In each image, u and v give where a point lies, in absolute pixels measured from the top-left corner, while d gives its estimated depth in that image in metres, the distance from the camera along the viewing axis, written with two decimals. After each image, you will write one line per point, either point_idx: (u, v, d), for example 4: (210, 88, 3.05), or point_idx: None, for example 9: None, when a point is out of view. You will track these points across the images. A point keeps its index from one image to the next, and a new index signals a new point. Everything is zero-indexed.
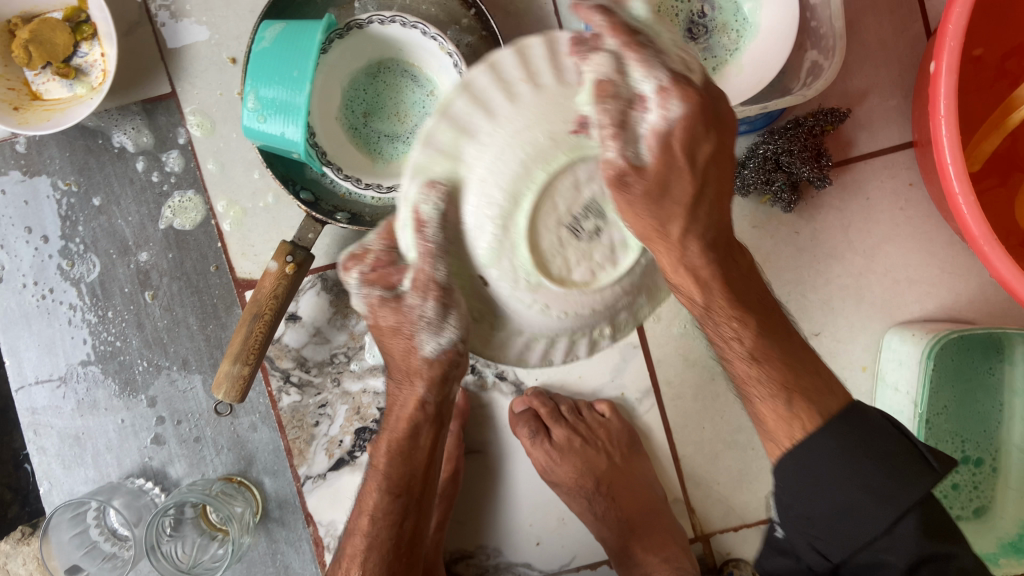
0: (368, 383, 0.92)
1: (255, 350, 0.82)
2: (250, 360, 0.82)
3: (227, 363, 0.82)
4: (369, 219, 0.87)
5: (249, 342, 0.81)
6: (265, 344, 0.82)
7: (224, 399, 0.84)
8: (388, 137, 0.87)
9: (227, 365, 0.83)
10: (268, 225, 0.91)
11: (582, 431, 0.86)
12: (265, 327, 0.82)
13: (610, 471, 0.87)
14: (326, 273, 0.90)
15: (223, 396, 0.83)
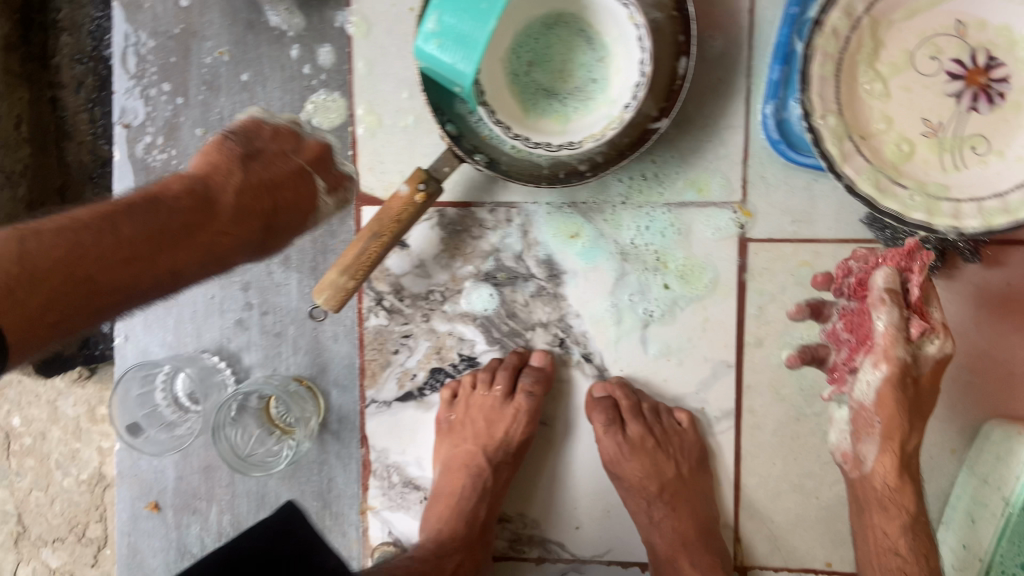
0: (455, 327, 0.92)
1: (364, 268, 0.81)
2: (357, 276, 0.81)
3: (335, 272, 0.82)
4: (505, 169, 0.85)
5: (361, 259, 0.81)
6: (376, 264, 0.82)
7: (322, 305, 0.84)
8: (546, 92, 0.85)
9: (333, 274, 0.82)
10: (402, 147, 0.89)
11: (657, 433, 0.87)
12: (380, 248, 0.81)
13: (676, 481, 0.88)
14: (446, 209, 0.90)
15: (322, 303, 0.83)
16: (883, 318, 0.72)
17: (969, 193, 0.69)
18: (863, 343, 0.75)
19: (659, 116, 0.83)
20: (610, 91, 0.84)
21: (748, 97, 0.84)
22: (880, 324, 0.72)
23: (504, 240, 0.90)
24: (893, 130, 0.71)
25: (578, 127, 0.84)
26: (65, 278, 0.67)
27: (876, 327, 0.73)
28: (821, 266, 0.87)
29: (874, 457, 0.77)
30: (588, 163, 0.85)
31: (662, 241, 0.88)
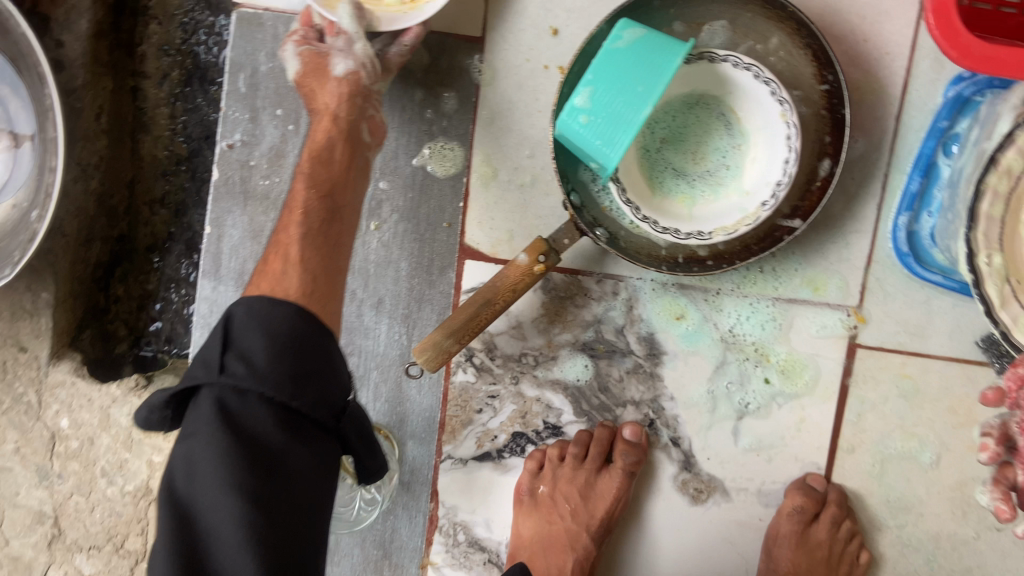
0: (544, 394, 0.89)
1: (471, 333, 0.79)
2: (463, 339, 0.79)
3: (439, 334, 0.78)
4: (623, 246, 0.82)
5: (471, 324, 0.78)
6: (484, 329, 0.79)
7: (419, 363, 0.80)
8: (676, 171, 0.82)
9: (437, 335, 0.79)
10: (516, 205, 0.86)
11: (831, 553, 0.85)
12: (490, 315, 0.79)
13: None
14: (552, 275, 0.87)
15: (421, 361, 0.80)
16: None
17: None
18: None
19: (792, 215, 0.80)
20: (743, 181, 0.81)
21: (880, 204, 0.82)
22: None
23: (607, 313, 0.87)
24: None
25: (706, 213, 0.81)
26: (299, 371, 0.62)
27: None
28: (928, 382, 0.85)
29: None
30: (711, 250, 0.82)
31: (763, 332, 0.85)
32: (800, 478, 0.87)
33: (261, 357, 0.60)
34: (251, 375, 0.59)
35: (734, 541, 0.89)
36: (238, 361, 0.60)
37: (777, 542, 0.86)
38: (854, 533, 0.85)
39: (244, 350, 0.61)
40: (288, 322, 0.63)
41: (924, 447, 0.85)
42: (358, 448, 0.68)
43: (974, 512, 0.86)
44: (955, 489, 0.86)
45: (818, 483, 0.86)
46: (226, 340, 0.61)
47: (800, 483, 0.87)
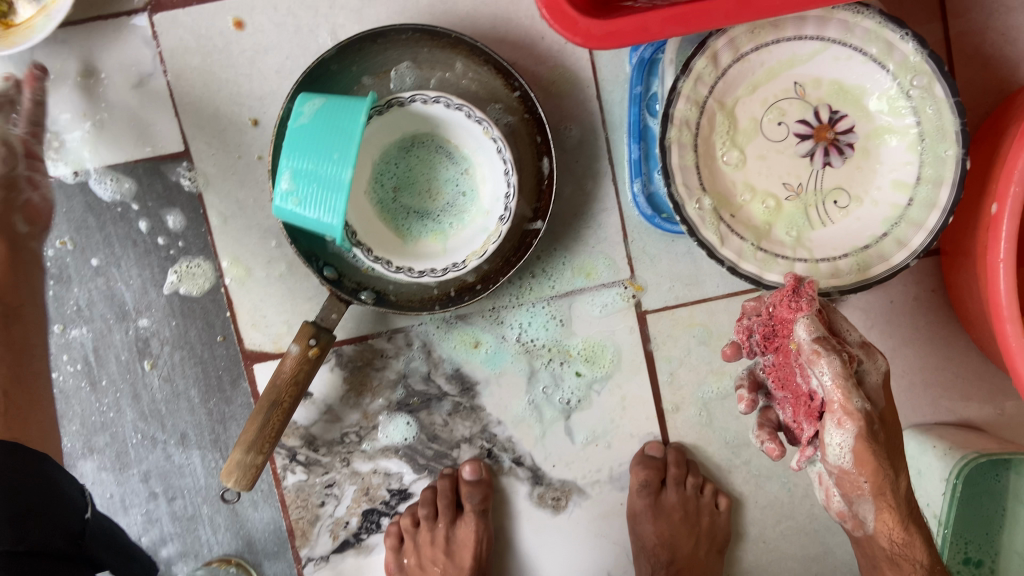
0: (379, 464, 0.88)
1: (270, 439, 0.77)
2: (264, 449, 0.77)
3: (239, 451, 0.77)
4: (394, 300, 0.83)
5: (265, 431, 0.77)
6: (282, 430, 0.78)
7: (233, 487, 0.79)
8: (418, 213, 0.83)
9: (239, 452, 0.78)
10: (281, 296, 0.85)
11: (688, 507, 0.89)
12: (282, 415, 0.77)
13: (691, 557, 0.90)
14: (343, 348, 0.86)
15: (233, 485, 0.78)
16: (825, 370, 0.63)
17: (830, 253, 0.72)
18: (811, 412, 0.67)
19: (535, 215, 0.83)
20: (481, 201, 0.83)
21: (615, 179, 0.86)
22: (824, 379, 0.63)
23: (409, 365, 0.87)
24: (760, 200, 0.73)
25: (458, 243, 0.83)
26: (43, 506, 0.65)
27: (818, 382, 0.65)
28: (719, 323, 0.88)
29: (874, 518, 0.70)
30: (478, 274, 0.84)
31: (548, 333, 0.87)
32: (638, 453, 0.90)
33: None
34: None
35: (606, 533, 0.92)
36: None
37: (637, 520, 0.89)
38: (700, 485, 0.90)
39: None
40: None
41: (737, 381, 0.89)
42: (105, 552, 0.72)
43: None
44: None
45: (655, 451, 0.89)
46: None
47: (640, 457, 0.89)
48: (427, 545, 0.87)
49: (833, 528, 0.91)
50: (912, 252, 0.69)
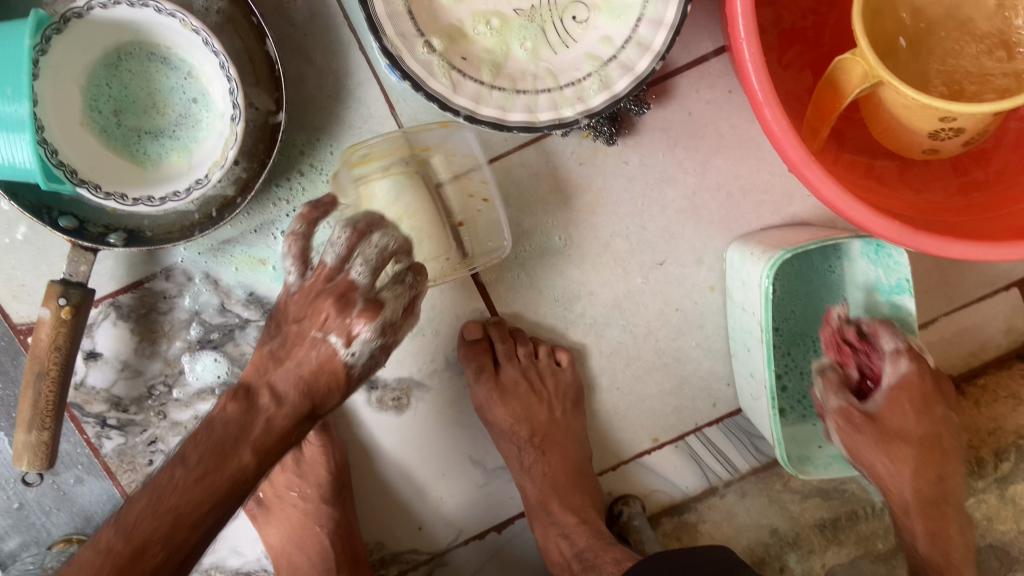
0: (199, 409, 0.83)
1: (50, 412, 0.72)
2: (47, 423, 0.72)
3: (22, 432, 0.72)
4: (153, 235, 0.75)
5: (41, 406, 0.71)
6: (62, 401, 0.72)
7: (31, 467, 0.74)
8: (151, 134, 0.75)
9: (23, 433, 0.73)
10: (35, 259, 0.78)
11: (531, 378, 0.88)
12: (55, 385, 0.71)
13: (547, 423, 0.88)
14: (118, 299, 0.79)
15: (29, 467, 0.73)
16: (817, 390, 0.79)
17: (572, 76, 0.65)
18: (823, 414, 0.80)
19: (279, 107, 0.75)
20: (215, 105, 0.74)
21: (363, 47, 0.77)
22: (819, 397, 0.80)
23: (199, 299, 0.80)
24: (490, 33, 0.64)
25: (202, 156, 0.74)
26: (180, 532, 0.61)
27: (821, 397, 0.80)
28: (515, 180, 0.84)
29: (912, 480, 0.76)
30: (237, 186, 0.75)
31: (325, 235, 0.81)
32: (460, 338, 0.87)
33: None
34: None
35: (457, 420, 0.89)
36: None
37: (485, 410, 0.87)
38: (534, 352, 0.88)
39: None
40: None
41: (549, 234, 0.85)
42: None
43: (630, 262, 0.86)
44: (601, 254, 0.86)
45: (474, 332, 0.86)
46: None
47: (462, 342, 0.86)
48: (281, 476, 0.85)
49: (681, 358, 0.89)
50: (656, 55, 0.62)
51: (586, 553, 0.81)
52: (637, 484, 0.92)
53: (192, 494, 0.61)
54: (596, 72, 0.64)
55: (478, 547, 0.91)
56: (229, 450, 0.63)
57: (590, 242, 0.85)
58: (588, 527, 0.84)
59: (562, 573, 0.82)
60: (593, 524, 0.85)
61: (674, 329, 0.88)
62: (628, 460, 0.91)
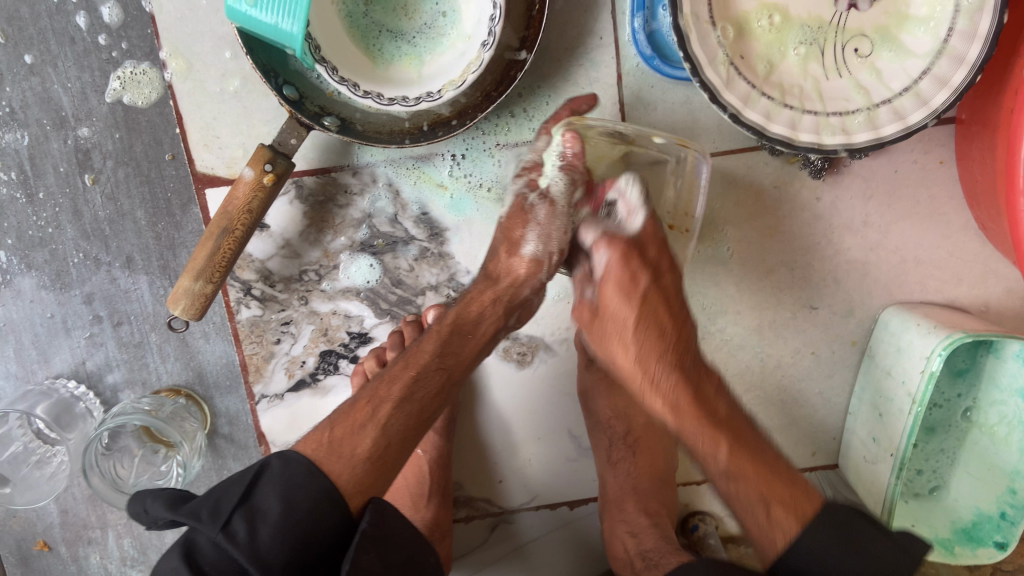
0: (339, 305, 0.84)
1: (220, 269, 0.71)
2: (214, 279, 0.71)
3: (187, 279, 0.71)
4: (360, 129, 0.75)
5: (216, 260, 0.71)
6: (233, 261, 0.72)
7: (180, 315, 0.73)
8: (391, 33, 0.74)
9: (185, 280, 0.72)
10: (236, 115, 0.78)
11: None
12: (233, 245, 0.71)
13: (645, 426, 0.84)
14: (303, 179, 0.80)
15: (180, 313, 0.72)
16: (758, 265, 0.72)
17: (840, 106, 0.64)
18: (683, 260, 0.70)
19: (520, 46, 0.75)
20: (463, 25, 0.74)
21: (614, 11, 0.77)
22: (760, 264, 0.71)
23: (375, 203, 0.82)
24: (772, 35, 0.64)
25: (434, 70, 0.74)
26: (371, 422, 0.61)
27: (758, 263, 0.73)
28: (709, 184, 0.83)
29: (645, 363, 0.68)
30: (453, 108, 0.76)
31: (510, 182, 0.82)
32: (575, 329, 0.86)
33: (269, 527, 0.54)
34: (252, 541, 0.54)
35: (569, 391, 0.88)
36: (245, 522, 0.55)
37: (589, 397, 0.85)
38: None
39: (256, 509, 0.56)
40: (312, 500, 0.56)
41: (719, 242, 0.85)
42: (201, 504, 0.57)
43: (787, 293, 0.86)
44: (761, 278, 0.86)
45: None
46: (246, 494, 0.57)
47: (581, 328, 0.84)
48: None
49: (801, 401, 0.89)
50: (932, 113, 0.62)
51: (651, 554, 0.76)
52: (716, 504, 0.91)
53: (399, 387, 0.63)
54: (864, 110, 0.64)
55: (546, 516, 0.91)
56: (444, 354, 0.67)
57: (755, 263, 0.85)
58: (658, 530, 0.78)
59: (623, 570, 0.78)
60: (664, 529, 0.79)
61: (805, 370, 0.88)
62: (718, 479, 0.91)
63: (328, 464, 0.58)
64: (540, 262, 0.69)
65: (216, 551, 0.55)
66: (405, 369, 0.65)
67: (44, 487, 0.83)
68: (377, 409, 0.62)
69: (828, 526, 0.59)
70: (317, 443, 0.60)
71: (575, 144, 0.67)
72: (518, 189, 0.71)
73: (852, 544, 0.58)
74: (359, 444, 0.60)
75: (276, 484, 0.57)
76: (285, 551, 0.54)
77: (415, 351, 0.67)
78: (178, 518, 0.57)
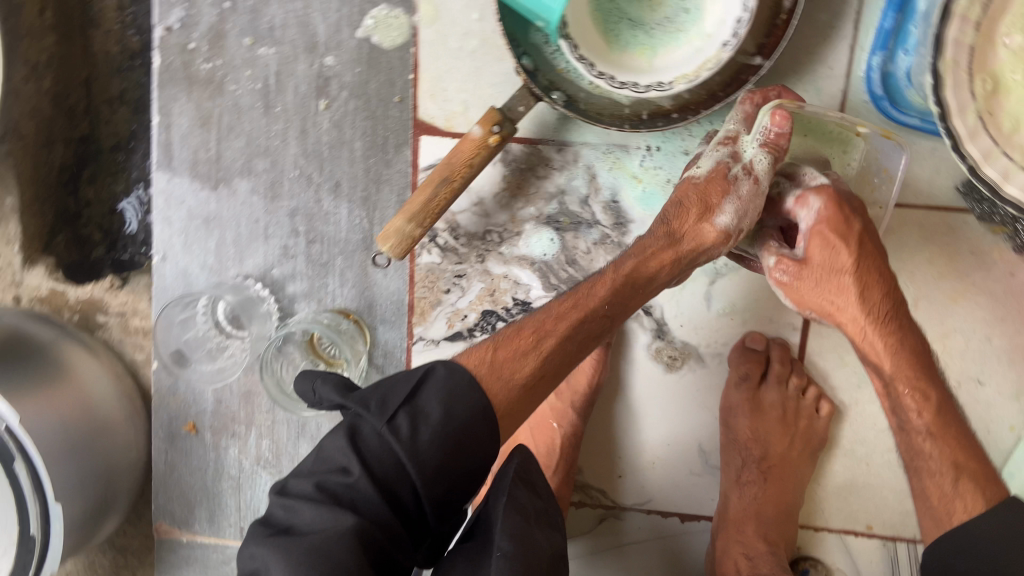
0: (512, 270, 0.88)
1: (433, 214, 0.77)
2: (425, 222, 0.77)
3: (401, 219, 0.77)
4: (583, 109, 0.78)
5: (431, 205, 0.76)
6: (445, 210, 0.77)
7: (385, 252, 0.79)
8: (632, 22, 0.77)
9: (399, 220, 0.77)
10: (467, 74, 0.82)
11: (789, 410, 0.84)
12: (450, 194, 0.76)
13: (780, 456, 0.84)
14: (511, 146, 0.85)
15: (387, 249, 0.77)
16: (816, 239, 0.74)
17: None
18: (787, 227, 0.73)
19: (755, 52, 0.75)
20: (704, 24, 0.75)
21: (852, 46, 0.78)
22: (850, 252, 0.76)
23: (571, 182, 0.85)
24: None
25: (666, 64, 0.76)
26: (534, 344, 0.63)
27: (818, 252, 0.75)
28: (905, 235, 0.82)
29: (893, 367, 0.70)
30: (676, 103, 0.78)
31: None
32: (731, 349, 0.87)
33: (430, 429, 0.57)
34: (411, 443, 0.56)
35: (710, 406, 0.89)
36: (408, 420, 0.57)
37: (731, 413, 0.85)
38: (802, 388, 0.85)
39: (419, 409, 0.57)
40: (471, 412, 0.59)
41: (899, 293, 0.83)
42: (372, 392, 0.59)
43: (954, 363, 0.84)
44: (935, 342, 0.84)
45: (756, 342, 0.85)
46: (409, 393, 0.58)
47: (739, 346, 0.86)
48: None
49: None
50: None
51: None
52: (829, 556, 0.89)
53: (565, 321, 0.64)
54: None
55: (656, 521, 0.92)
56: (616, 308, 0.67)
57: (934, 326, 0.83)
58: (773, 559, 0.80)
59: None
60: (779, 559, 0.81)
61: None
62: (836, 531, 0.89)
63: (489, 382, 0.60)
64: (729, 235, 0.69)
65: (377, 442, 0.57)
66: (572, 306, 0.65)
67: (213, 369, 0.91)
68: (542, 341, 0.63)
69: (997, 518, 0.63)
70: (482, 358, 0.62)
71: (782, 125, 0.68)
72: (718, 158, 0.71)
73: (1020, 533, 0.62)
74: (521, 369, 0.62)
75: (441, 388, 0.59)
76: (440, 453, 0.57)
77: (585, 291, 0.66)
78: (343, 402, 0.60)
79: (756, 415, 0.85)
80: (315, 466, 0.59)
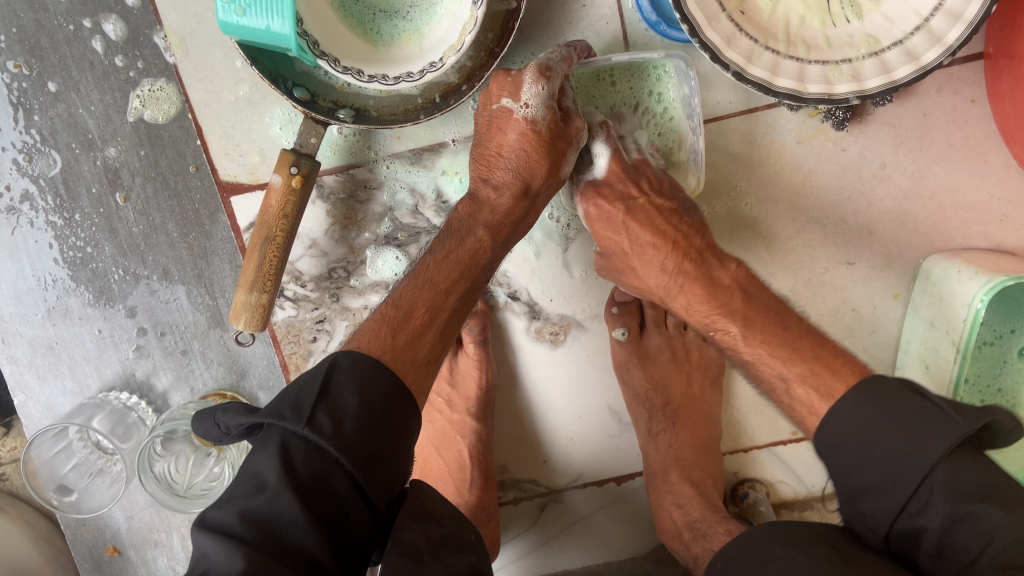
0: (370, 299, 0.85)
1: (271, 278, 0.71)
2: (268, 287, 0.71)
3: (242, 292, 0.71)
4: (376, 116, 0.76)
5: (264, 269, 0.71)
6: (281, 268, 0.72)
7: (245, 330, 0.73)
8: (385, 13, 0.74)
9: (242, 293, 0.72)
10: (253, 122, 0.80)
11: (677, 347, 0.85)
12: (278, 251, 0.71)
13: (684, 396, 0.84)
14: (325, 180, 0.82)
15: (243, 327, 0.73)
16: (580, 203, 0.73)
17: (848, 51, 0.62)
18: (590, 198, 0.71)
19: None
20: None
21: None
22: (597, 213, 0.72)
23: (396, 196, 0.83)
24: None
25: (434, 41, 0.74)
26: (423, 320, 0.63)
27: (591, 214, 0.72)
28: (729, 145, 0.82)
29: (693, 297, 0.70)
30: (461, 74, 0.76)
31: None
32: (605, 308, 0.86)
33: (353, 418, 0.54)
34: (338, 437, 0.53)
35: (606, 367, 0.88)
36: (329, 416, 0.53)
37: (622, 369, 0.85)
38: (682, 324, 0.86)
39: (337, 404, 0.54)
40: (387, 396, 0.57)
41: (739, 202, 0.83)
42: (285, 401, 0.55)
43: (821, 251, 0.84)
44: (793, 237, 0.84)
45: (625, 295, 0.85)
46: (323, 390, 0.55)
47: (611, 302, 0.85)
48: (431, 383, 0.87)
49: None
50: (947, 49, 0.59)
51: (698, 524, 0.77)
52: (765, 472, 0.89)
53: (445, 286, 0.65)
54: (865, 53, 0.62)
55: (594, 494, 0.90)
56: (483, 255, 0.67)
57: (788, 223, 0.83)
58: (703, 500, 0.79)
59: (673, 542, 0.79)
60: (710, 499, 0.80)
61: (847, 329, 0.85)
62: (764, 447, 0.89)
63: (400, 365, 0.60)
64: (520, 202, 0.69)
65: (302, 450, 0.52)
66: (453, 267, 0.66)
67: (107, 493, 0.88)
68: (438, 314, 0.64)
69: (866, 405, 0.57)
70: (383, 346, 0.60)
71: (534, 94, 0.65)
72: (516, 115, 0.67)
73: (887, 411, 0.55)
74: (422, 349, 0.62)
75: (351, 380, 0.56)
76: (368, 439, 0.54)
77: (461, 239, 0.67)
78: (257, 419, 0.55)
79: (648, 361, 0.84)
80: (233, 490, 0.52)
